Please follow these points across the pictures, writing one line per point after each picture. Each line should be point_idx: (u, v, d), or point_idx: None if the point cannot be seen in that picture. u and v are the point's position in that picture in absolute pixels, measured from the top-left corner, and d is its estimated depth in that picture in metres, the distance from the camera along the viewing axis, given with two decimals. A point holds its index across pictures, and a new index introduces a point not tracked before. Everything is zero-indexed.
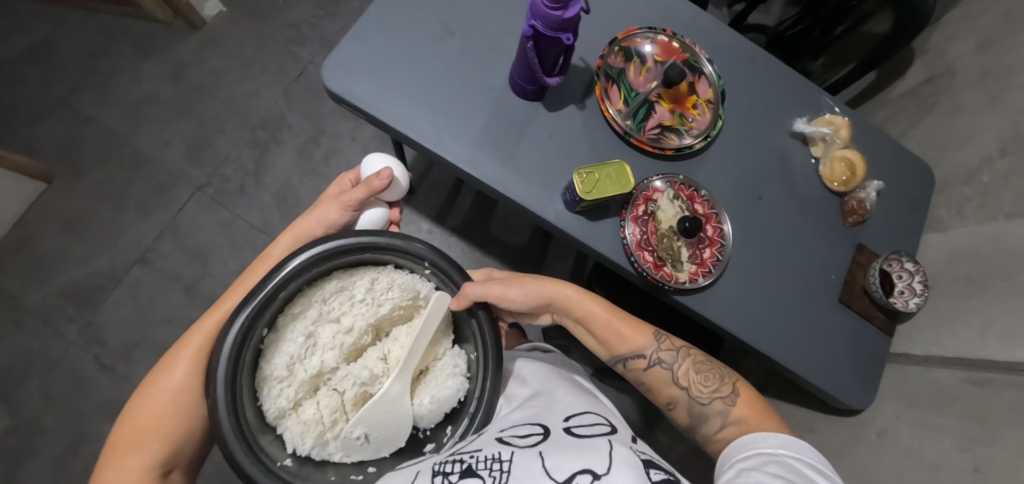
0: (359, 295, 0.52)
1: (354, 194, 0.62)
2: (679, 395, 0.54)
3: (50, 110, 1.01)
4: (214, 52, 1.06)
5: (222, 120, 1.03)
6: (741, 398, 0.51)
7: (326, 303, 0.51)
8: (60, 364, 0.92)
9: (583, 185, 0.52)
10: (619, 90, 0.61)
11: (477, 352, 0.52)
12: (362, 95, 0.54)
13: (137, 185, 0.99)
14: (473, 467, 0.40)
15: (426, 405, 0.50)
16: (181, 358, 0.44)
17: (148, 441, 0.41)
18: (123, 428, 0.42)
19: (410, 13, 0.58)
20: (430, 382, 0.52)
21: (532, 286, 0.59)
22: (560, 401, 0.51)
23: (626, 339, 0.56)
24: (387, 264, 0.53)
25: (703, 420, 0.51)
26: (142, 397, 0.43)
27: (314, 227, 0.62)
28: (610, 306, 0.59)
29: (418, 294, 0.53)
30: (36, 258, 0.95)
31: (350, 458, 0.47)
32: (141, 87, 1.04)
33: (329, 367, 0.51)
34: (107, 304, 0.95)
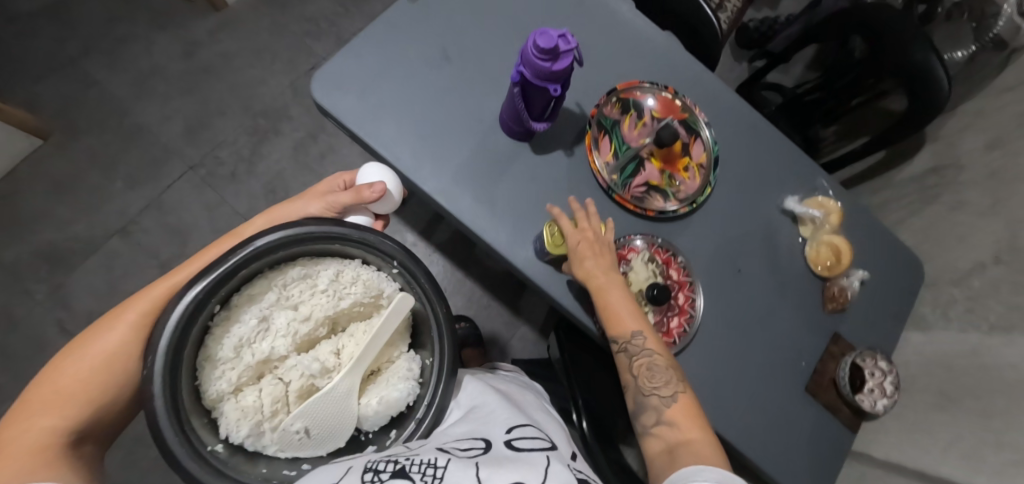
0: (320, 286, 0.50)
1: (341, 197, 0.59)
2: (628, 382, 0.50)
3: (57, 68, 1.01)
4: (229, 34, 1.07)
5: (225, 102, 1.03)
6: (679, 403, 0.47)
7: (286, 288, 0.49)
8: (22, 324, 0.91)
9: (553, 239, 0.53)
10: (610, 141, 0.60)
11: (432, 358, 0.50)
12: (348, 112, 0.53)
13: (130, 155, 0.99)
14: (406, 468, 0.38)
15: (376, 405, 0.49)
16: (120, 323, 0.41)
17: (65, 404, 0.38)
18: (40, 386, 0.38)
19: (410, 34, 0.58)
20: (380, 383, 0.51)
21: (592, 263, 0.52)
22: (502, 415, 0.51)
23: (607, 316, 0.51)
24: (356, 258, 0.52)
25: (639, 411, 0.48)
26: (71, 359, 0.40)
27: (286, 214, 0.59)
28: (616, 286, 0.52)
29: (382, 293, 0.52)
30: (17, 213, 0.95)
31: (284, 453, 0.46)
32: (151, 59, 1.04)
33: (279, 355, 0.49)
34: (80, 270, 0.94)
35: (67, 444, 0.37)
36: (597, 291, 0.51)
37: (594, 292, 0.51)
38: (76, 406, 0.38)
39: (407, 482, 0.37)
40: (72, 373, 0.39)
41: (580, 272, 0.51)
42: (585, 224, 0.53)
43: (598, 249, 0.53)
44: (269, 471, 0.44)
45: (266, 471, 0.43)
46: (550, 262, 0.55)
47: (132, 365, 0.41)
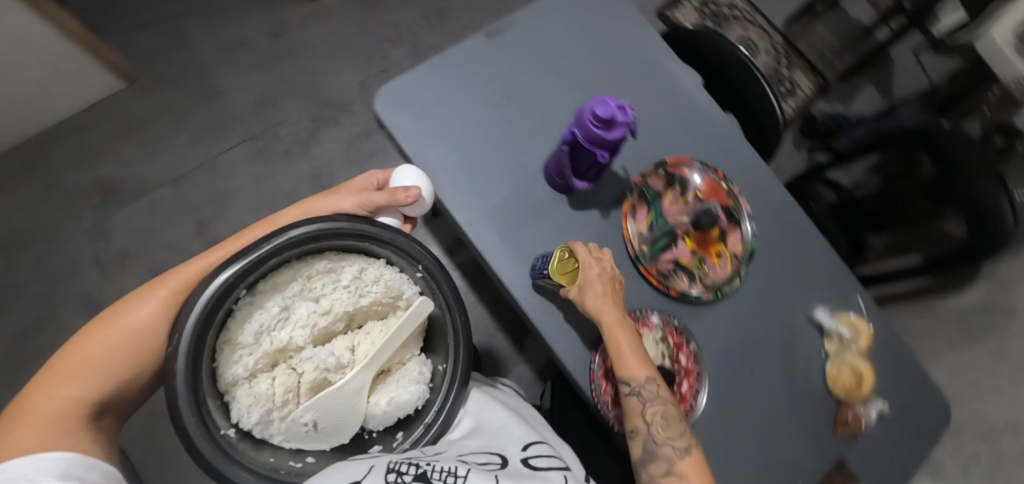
0: (345, 280, 0.51)
1: (375, 197, 0.57)
2: (639, 429, 0.49)
3: (158, 23, 1.10)
4: (316, 24, 1.13)
5: (296, 86, 1.09)
6: (693, 456, 0.47)
7: (311, 281, 0.51)
8: (66, 244, 0.99)
9: (559, 264, 0.52)
10: (648, 211, 0.59)
11: (445, 364, 0.52)
12: (403, 130, 0.56)
13: (199, 115, 1.06)
14: (428, 474, 0.41)
15: (384, 405, 0.51)
16: (150, 300, 0.43)
17: (91, 374, 0.40)
18: (68, 354, 0.41)
19: (479, 69, 0.60)
20: (390, 384, 0.53)
21: (600, 291, 0.51)
22: (513, 432, 0.55)
23: (623, 362, 0.50)
24: (381, 259, 0.53)
25: (649, 459, 0.48)
26: (100, 329, 0.42)
27: (321, 206, 0.59)
28: (627, 323, 0.52)
29: (401, 294, 0.53)
30: (90, 145, 1.03)
31: (290, 444, 0.47)
32: (241, 32, 1.11)
33: (295, 345, 0.51)
34: (128, 209, 1.01)
35: (89, 415, 0.39)
36: (609, 333, 0.50)
37: (605, 331, 0.50)
38: (99, 377, 0.40)
39: None
40: (101, 343, 0.41)
41: (591, 306, 0.50)
42: (598, 257, 0.54)
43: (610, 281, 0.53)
44: (275, 460, 0.45)
45: (273, 459, 0.45)
46: (541, 290, 0.55)
47: (156, 342, 0.43)
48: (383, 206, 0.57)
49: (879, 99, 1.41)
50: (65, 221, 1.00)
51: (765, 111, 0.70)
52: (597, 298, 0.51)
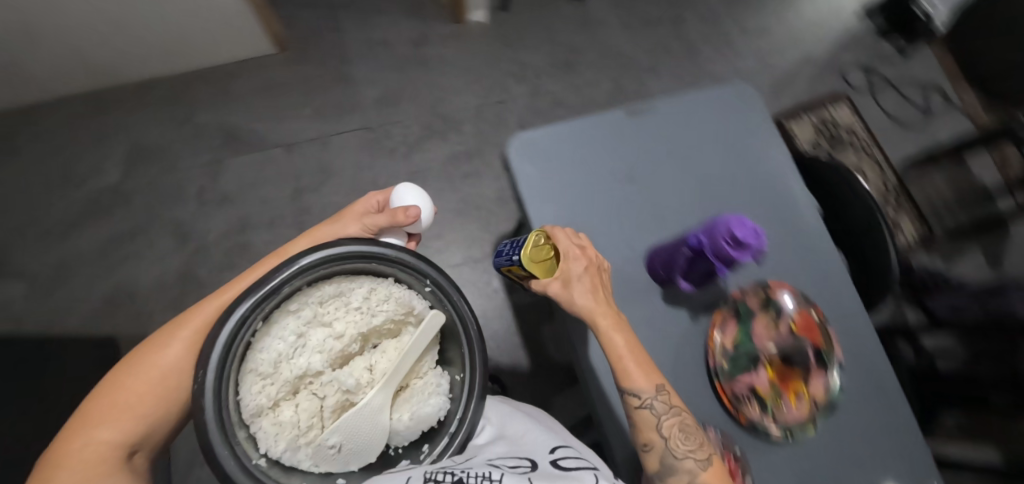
0: (357, 302, 0.53)
1: (378, 220, 0.68)
2: (656, 442, 0.50)
3: (319, 5, 1.20)
4: (454, 44, 1.21)
5: (420, 93, 1.16)
6: (712, 467, 0.49)
7: (325, 308, 0.53)
8: (180, 174, 1.08)
9: (532, 252, 0.51)
10: (737, 328, 0.58)
11: (462, 374, 0.54)
12: (526, 180, 0.58)
13: (327, 95, 1.14)
14: (464, 481, 0.43)
15: (406, 419, 0.53)
16: (172, 343, 0.48)
17: (121, 418, 0.45)
18: (96, 403, 0.45)
19: (608, 141, 0.62)
20: (410, 398, 0.55)
21: (585, 295, 0.51)
22: (536, 436, 0.57)
23: (630, 376, 0.49)
24: (389, 277, 0.55)
25: (670, 472, 0.49)
26: (128, 374, 0.46)
27: (328, 233, 0.69)
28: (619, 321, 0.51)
29: (413, 310, 0.55)
30: (229, 94, 1.13)
31: (319, 468, 0.50)
32: (387, 32, 1.20)
33: (314, 371, 0.53)
34: (240, 159, 1.09)
35: (120, 458, 0.43)
36: (606, 337, 0.50)
37: (602, 336, 0.50)
38: (129, 420, 0.45)
39: None
40: (134, 389, 0.46)
41: (583, 308, 0.50)
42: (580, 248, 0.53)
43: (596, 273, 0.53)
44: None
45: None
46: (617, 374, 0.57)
47: (181, 382, 0.48)
48: (385, 226, 0.69)
49: (984, 269, 1.33)
50: (186, 153, 1.10)
51: (866, 237, 0.68)
52: (585, 296, 0.51)
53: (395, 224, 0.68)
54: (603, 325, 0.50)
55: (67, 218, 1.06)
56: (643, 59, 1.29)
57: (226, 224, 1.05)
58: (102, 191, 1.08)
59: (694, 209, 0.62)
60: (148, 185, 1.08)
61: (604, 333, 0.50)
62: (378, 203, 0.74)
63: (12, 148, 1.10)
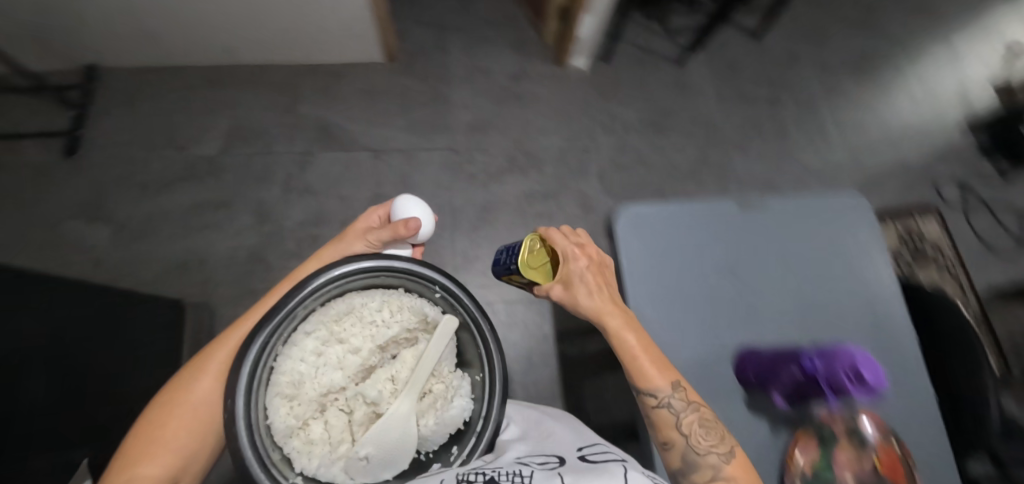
0: (376, 315, 0.55)
1: (381, 234, 0.71)
2: (678, 441, 0.49)
3: (432, 25, 1.25)
4: (551, 86, 1.24)
5: (509, 127, 1.18)
6: (737, 460, 0.47)
7: (342, 323, 0.54)
8: (271, 158, 1.13)
9: (529, 259, 0.58)
10: (819, 451, 0.53)
11: (482, 372, 0.55)
12: (627, 254, 0.60)
13: (422, 111, 1.18)
14: (496, 478, 0.42)
15: (432, 425, 0.53)
16: (199, 377, 0.53)
17: (159, 452, 0.49)
18: (135, 442, 0.49)
19: (709, 233, 0.63)
20: (435, 405, 0.55)
21: (592, 294, 0.51)
22: (564, 439, 0.56)
23: (646, 374, 0.49)
24: (399, 287, 0.56)
25: (695, 470, 0.47)
26: (162, 413, 0.51)
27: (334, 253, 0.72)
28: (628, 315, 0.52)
29: (426, 316, 0.56)
30: (332, 90, 1.18)
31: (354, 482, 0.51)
32: (490, 63, 1.24)
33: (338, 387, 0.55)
34: (329, 155, 1.13)
35: None
36: (616, 334, 0.50)
37: (613, 337, 0.50)
38: (168, 452, 0.49)
39: None
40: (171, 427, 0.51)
41: (591, 307, 0.51)
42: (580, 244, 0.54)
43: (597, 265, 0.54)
44: None
45: None
46: None
47: (211, 411, 0.52)
48: (389, 239, 0.72)
49: None
50: (280, 139, 1.14)
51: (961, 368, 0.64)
52: (589, 294, 0.51)
53: (398, 237, 0.71)
54: (613, 323, 0.51)
55: (160, 178, 1.12)
56: (732, 133, 1.28)
57: (304, 214, 1.09)
58: (196, 160, 1.13)
59: (795, 309, 0.62)
60: (239, 162, 1.13)
61: (613, 332, 0.50)
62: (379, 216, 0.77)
63: (125, 103, 1.16)
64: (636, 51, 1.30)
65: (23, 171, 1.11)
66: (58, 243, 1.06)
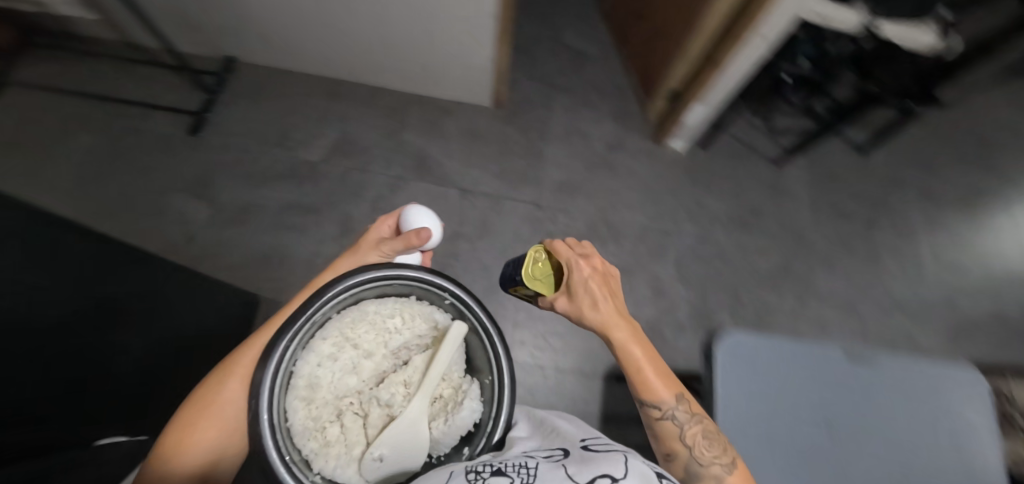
0: (392, 324, 0.58)
1: (393, 245, 0.70)
2: (682, 452, 0.54)
3: (542, 82, 1.30)
4: (644, 163, 1.25)
5: (597, 194, 1.19)
6: (739, 470, 0.52)
7: (357, 330, 0.56)
8: (365, 176, 1.17)
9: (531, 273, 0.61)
10: None
11: (491, 377, 0.56)
12: (724, 384, 0.59)
13: (516, 162, 1.21)
14: (503, 469, 0.42)
15: (444, 426, 0.54)
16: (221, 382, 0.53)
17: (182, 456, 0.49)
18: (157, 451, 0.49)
19: (811, 380, 0.61)
20: (447, 411, 0.55)
21: (600, 309, 0.57)
22: (567, 430, 0.56)
23: (652, 388, 0.55)
24: (411, 295, 0.60)
25: (698, 479, 0.52)
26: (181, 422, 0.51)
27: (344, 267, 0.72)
28: (630, 327, 0.57)
29: (436, 324, 0.59)
30: (436, 125, 1.23)
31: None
32: (589, 128, 1.26)
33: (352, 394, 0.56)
34: (420, 185, 1.17)
35: None
36: (622, 345, 0.56)
37: (618, 348, 0.56)
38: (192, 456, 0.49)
39: (506, 478, 0.41)
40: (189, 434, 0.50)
41: (598, 320, 0.56)
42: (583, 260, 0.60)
43: (601, 276, 0.60)
44: None
45: None
46: None
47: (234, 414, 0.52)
48: (402, 248, 0.71)
49: None
50: (379, 160, 1.19)
51: None
52: (596, 308, 0.57)
53: (411, 247, 0.70)
54: (618, 336, 0.56)
55: (260, 171, 1.17)
56: (821, 247, 1.24)
57: None
58: (297, 162, 1.18)
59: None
60: (336, 173, 1.18)
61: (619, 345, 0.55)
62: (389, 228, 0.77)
63: (247, 95, 1.23)
64: (736, 144, 1.30)
65: (142, 138, 1.18)
66: (156, 211, 1.12)
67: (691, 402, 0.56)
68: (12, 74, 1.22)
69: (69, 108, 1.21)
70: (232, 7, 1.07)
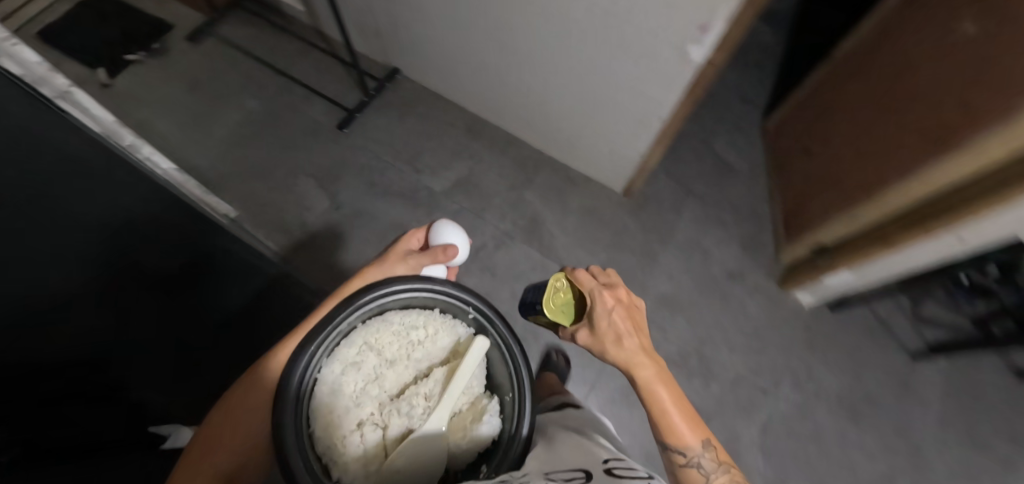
0: (415, 335, 0.59)
1: (422, 259, 0.72)
2: None
3: (678, 186, 1.25)
4: (760, 305, 1.15)
5: (700, 321, 1.11)
6: None
7: (381, 338, 0.58)
8: (477, 221, 1.16)
9: (554, 301, 0.67)
10: None
11: (512, 394, 0.55)
12: None
13: (627, 258, 1.15)
14: None
15: (465, 443, 0.53)
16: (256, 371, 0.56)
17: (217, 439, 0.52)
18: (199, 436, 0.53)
19: None
20: (466, 428, 0.55)
21: (624, 345, 0.60)
22: (591, 455, 0.49)
23: (676, 433, 0.57)
24: (435, 307, 0.61)
25: None
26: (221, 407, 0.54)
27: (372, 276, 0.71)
28: (652, 362, 0.60)
29: (458, 337, 0.60)
30: (561, 195, 1.21)
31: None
32: (713, 248, 1.19)
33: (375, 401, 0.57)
34: (526, 248, 1.14)
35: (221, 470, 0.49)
36: (645, 381, 0.59)
37: (640, 382, 0.59)
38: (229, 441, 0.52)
39: None
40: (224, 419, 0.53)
41: (621, 355, 0.60)
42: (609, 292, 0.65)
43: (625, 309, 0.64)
44: None
45: None
46: None
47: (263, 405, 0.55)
48: (429, 261, 0.73)
49: None
50: (494, 210, 1.18)
51: None
52: (621, 344, 0.60)
53: (439, 262, 0.72)
54: (641, 372, 0.59)
55: (383, 181, 1.19)
56: (940, 476, 1.04)
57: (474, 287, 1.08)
58: (419, 186, 1.19)
59: None
60: (451, 209, 1.18)
61: (641, 380, 0.59)
62: (415, 243, 0.78)
63: (398, 108, 1.28)
64: (868, 319, 1.16)
65: (294, 117, 1.25)
66: (282, 188, 1.18)
67: (718, 454, 0.57)
68: (216, 28, 1.36)
69: (248, 71, 1.31)
70: (426, 34, 1.14)
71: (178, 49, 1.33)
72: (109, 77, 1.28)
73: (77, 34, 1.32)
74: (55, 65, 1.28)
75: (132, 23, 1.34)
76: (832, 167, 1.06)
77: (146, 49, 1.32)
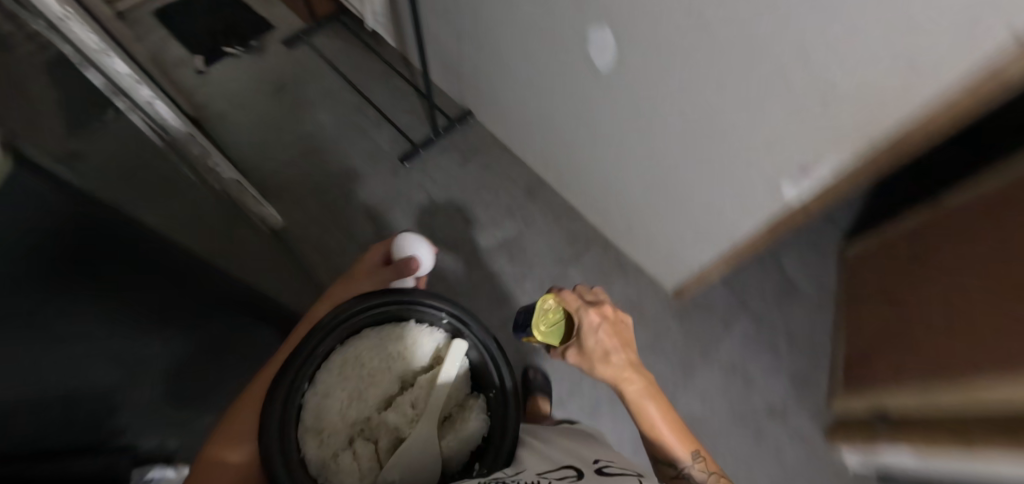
0: (393, 349, 0.69)
1: (388, 273, 0.85)
2: None
3: (732, 298, 1.17)
4: (795, 453, 1.04)
5: (724, 456, 1.02)
6: None
7: (360, 352, 0.67)
8: (514, 287, 1.12)
9: (542, 324, 0.78)
10: None
11: (496, 392, 0.65)
12: None
13: (661, 366, 1.08)
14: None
15: (453, 445, 0.61)
16: (253, 397, 0.66)
17: (219, 462, 0.59)
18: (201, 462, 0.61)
19: None
20: (456, 426, 0.63)
21: (611, 367, 0.74)
22: (583, 456, 0.58)
23: (664, 440, 0.70)
24: (411, 319, 0.72)
25: None
26: (221, 436, 0.62)
27: (347, 292, 0.84)
28: (638, 375, 0.75)
29: (435, 346, 0.71)
30: (607, 280, 1.15)
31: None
32: (756, 377, 1.10)
33: (363, 418, 0.64)
34: None
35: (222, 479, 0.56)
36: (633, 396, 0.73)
37: (628, 394, 0.73)
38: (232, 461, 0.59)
39: None
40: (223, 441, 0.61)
41: (611, 374, 0.74)
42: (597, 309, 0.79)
43: (614, 330, 0.77)
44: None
45: None
46: None
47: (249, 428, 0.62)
48: (394, 274, 0.86)
49: None
50: (536, 280, 1.14)
51: None
52: (609, 359, 0.74)
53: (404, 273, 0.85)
54: (629, 385, 0.73)
55: (431, 225, 1.17)
56: None
57: None
58: (465, 238, 1.17)
59: None
60: (491, 269, 1.14)
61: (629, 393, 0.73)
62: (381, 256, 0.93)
63: (463, 152, 1.26)
64: None
65: (361, 141, 1.26)
66: (333, 209, 1.18)
67: (705, 463, 0.68)
68: (311, 37, 1.39)
69: (329, 85, 1.33)
70: (507, 92, 1.12)
71: (272, 49, 1.37)
72: (205, 65, 1.34)
73: (188, 19, 1.39)
74: (161, 45, 1.35)
75: (238, 17, 1.40)
76: (904, 330, 0.95)
77: (243, 44, 1.37)
